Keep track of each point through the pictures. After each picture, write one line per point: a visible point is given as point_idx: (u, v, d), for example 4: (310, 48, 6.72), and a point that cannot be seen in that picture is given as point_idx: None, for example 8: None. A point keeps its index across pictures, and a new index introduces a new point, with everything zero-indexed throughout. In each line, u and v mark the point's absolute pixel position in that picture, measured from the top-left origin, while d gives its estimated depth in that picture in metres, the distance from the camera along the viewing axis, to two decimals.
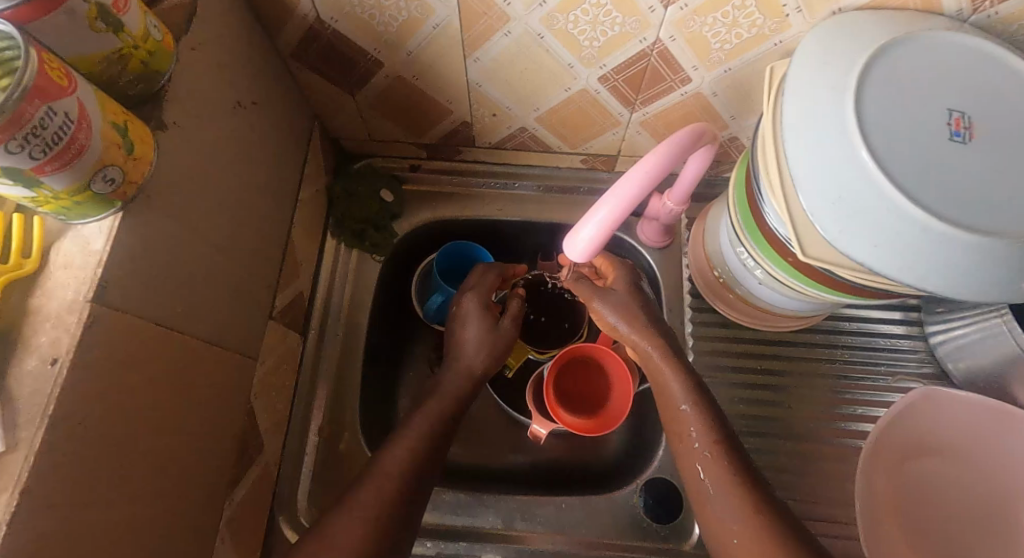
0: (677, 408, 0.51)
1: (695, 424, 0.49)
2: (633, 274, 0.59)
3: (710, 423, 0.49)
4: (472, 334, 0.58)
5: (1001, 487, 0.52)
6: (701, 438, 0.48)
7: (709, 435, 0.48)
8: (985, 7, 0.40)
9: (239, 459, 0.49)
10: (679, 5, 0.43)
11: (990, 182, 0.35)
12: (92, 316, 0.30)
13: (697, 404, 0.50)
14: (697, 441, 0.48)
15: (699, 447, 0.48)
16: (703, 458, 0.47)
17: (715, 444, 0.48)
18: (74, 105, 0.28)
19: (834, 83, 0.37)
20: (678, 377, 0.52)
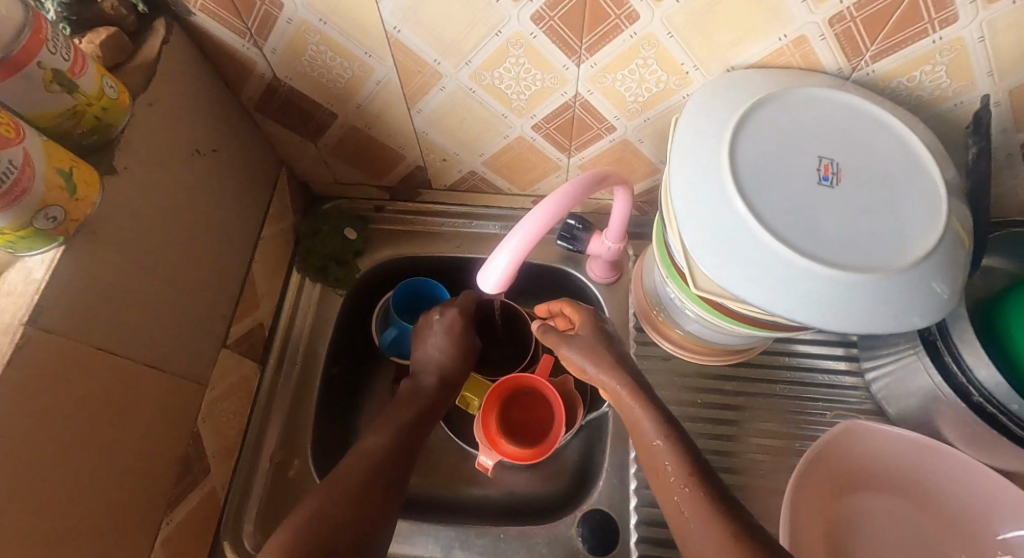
0: (652, 443, 0.48)
1: (669, 458, 0.47)
2: (598, 318, 0.58)
3: (683, 453, 0.47)
4: (442, 346, 0.62)
5: (920, 516, 0.53)
6: (678, 473, 0.46)
7: (683, 465, 0.46)
8: (861, 65, 0.44)
9: (180, 481, 0.51)
10: (589, 64, 0.48)
11: (855, 222, 0.38)
12: (23, 338, 0.34)
13: (670, 438, 0.48)
14: (675, 475, 0.46)
15: (678, 482, 0.45)
16: (685, 495, 0.44)
17: (690, 475, 0.45)
18: (20, 153, 0.32)
19: (714, 132, 0.41)
20: (643, 407, 0.50)
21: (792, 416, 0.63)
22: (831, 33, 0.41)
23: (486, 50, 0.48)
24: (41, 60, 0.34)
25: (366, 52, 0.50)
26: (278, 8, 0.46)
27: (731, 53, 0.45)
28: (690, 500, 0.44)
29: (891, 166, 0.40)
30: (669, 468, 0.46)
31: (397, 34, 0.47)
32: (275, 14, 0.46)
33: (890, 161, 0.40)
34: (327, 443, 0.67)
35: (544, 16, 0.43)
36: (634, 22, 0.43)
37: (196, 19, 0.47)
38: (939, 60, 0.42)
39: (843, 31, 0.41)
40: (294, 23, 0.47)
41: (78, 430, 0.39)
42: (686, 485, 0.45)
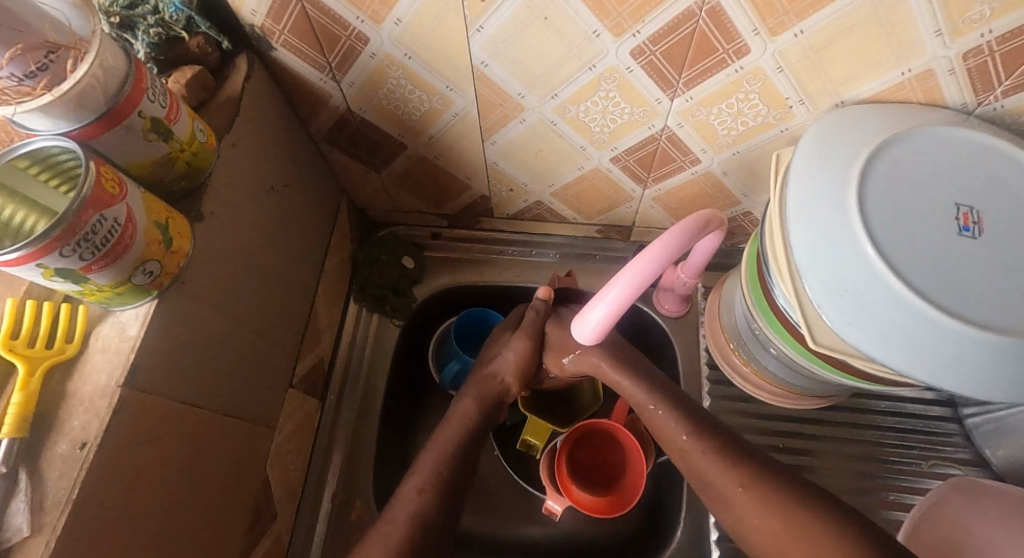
0: (647, 409, 0.50)
1: (668, 421, 0.48)
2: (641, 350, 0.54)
3: (677, 411, 0.48)
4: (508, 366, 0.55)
5: None
6: (681, 428, 0.47)
7: (685, 422, 0.47)
8: (990, 101, 0.41)
9: (251, 529, 0.49)
10: (684, 97, 0.45)
11: (1004, 278, 0.35)
12: (120, 401, 0.32)
13: (660, 400, 0.49)
14: (680, 438, 0.46)
15: (679, 438, 0.46)
16: (695, 454, 0.45)
17: (692, 430, 0.46)
18: (124, 210, 0.31)
19: (837, 175, 0.38)
20: (636, 381, 0.51)
21: (881, 464, 0.59)
22: (962, 67, 0.38)
23: (576, 84, 0.45)
24: (142, 110, 0.33)
25: (448, 85, 0.48)
26: (363, 42, 0.44)
27: (844, 88, 0.42)
28: (705, 457, 0.45)
29: None
30: (675, 435, 0.47)
31: (483, 68, 0.45)
32: (359, 48, 0.45)
33: None
34: (387, 481, 0.65)
35: (646, 50, 0.41)
36: (743, 56, 0.40)
37: (277, 54, 0.46)
38: None
39: (976, 66, 0.38)
40: (378, 57, 0.45)
41: (163, 491, 0.37)
42: (711, 462, 0.44)
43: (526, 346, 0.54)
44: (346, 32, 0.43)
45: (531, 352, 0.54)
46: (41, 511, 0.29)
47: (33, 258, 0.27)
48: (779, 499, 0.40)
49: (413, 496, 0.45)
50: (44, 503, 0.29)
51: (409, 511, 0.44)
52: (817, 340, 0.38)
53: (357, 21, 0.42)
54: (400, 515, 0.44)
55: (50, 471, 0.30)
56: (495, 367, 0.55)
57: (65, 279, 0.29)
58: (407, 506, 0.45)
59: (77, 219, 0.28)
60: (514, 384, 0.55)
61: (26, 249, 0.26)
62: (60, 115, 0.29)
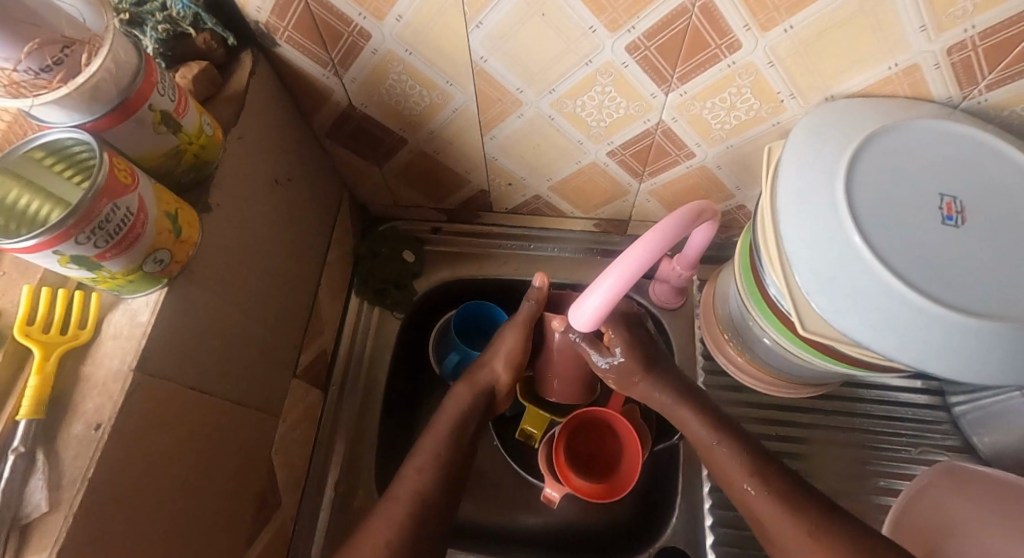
0: (710, 448, 0.51)
1: (730, 461, 0.50)
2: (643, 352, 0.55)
3: (742, 453, 0.50)
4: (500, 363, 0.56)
5: None
6: (742, 476, 0.48)
7: (744, 467, 0.49)
8: (974, 94, 0.42)
9: (257, 514, 0.51)
10: (678, 92, 0.46)
11: (986, 265, 0.36)
12: (133, 385, 0.33)
13: (727, 441, 0.50)
14: (740, 478, 0.48)
15: (740, 482, 0.48)
16: (756, 498, 0.47)
17: (753, 476, 0.48)
18: (136, 200, 0.32)
19: (826, 166, 0.39)
20: (698, 419, 0.52)
21: (872, 451, 0.60)
22: (947, 61, 0.39)
23: (573, 79, 0.47)
24: (153, 103, 0.34)
25: (447, 80, 0.49)
26: (365, 39, 0.45)
27: (834, 83, 0.43)
28: (762, 501, 0.47)
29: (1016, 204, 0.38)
30: (736, 475, 0.49)
31: (483, 64, 0.46)
32: (362, 44, 0.46)
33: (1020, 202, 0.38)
34: (389, 472, 0.66)
35: (640, 45, 0.42)
36: (735, 51, 0.41)
37: (281, 50, 0.47)
38: None
39: (960, 60, 0.39)
40: (379, 53, 0.47)
41: (174, 473, 0.38)
42: (766, 505, 0.46)
43: (516, 341, 0.55)
44: (349, 29, 0.44)
45: (521, 348, 0.55)
46: (59, 488, 0.30)
47: (50, 244, 0.28)
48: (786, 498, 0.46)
49: (415, 474, 0.49)
50: (62, 481, 0.30)
51: (413, 488, 0.48)
52: (805, 326, 0.39)
53: (360, 18, 0.43)
54: (405, 491, 0.48)
55: (67, 451, 0.31)
56: (485, 363, 0.57)
57: (80, 266, 0.30)
58: (408, 484, 0.48)
59: (92, 208, 0.29)
60: (507, 381, 0.56)
61: (43, 236, 0.27)
62: (75, 107, 0.31)
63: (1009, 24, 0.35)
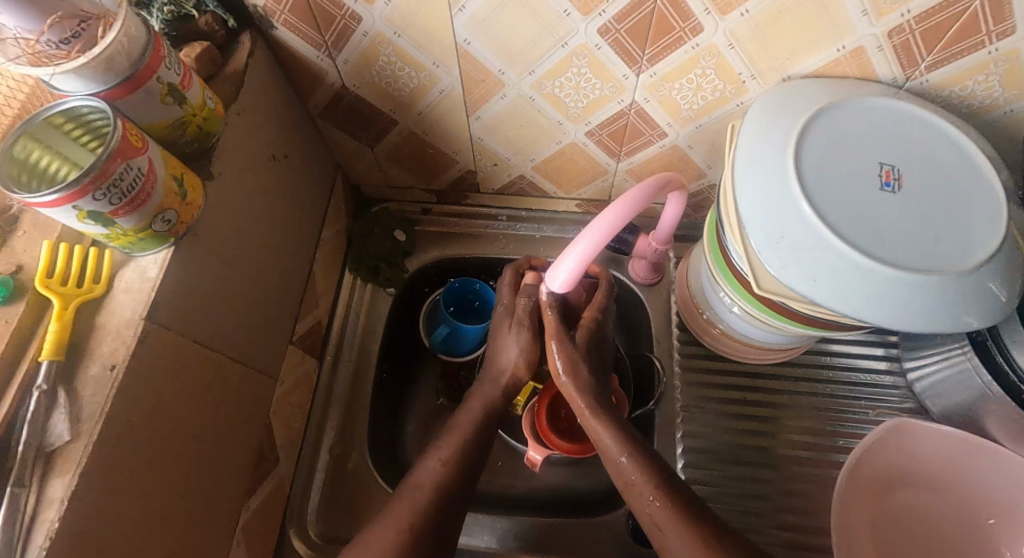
0: (617, 458, 0.51)
1: (636, 472, 0.49)
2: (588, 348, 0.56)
3: (648, 467, 0.50)
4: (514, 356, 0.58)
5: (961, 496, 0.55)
6: (648, 489, 0.49)
7: (651, 478, 0.49)
8: (916, 75, 0.46)
9: (255, 469, 0.54)
10: (648, 73, 0.50)
11: (915, 226, 0.40)
12: (144, 332, 0.37)
13: (634, 453, 0.50)
14: (647, 491, 0.48)
15: (649, 495, 0.48)
16: (658, 510, 0.47)
17: (658, 487, 0.48)
18: (146, 162, 0.35)
19: (778, 139, 0.43)
20: (609, 429, 0.52)
21: (832, 413, 0.64)
22: (889, 44, 0.43)
23: (550, 61, 0.50)
24: (160, 76, 0.37)
25: (434, 62, 0.52)
26: (356, 22, 0.48)
27: (789, 64, 0.47)
28: (663, 512, 0.47)
29: (947, 172, 0.42)
30: (643, 488, 0.49)
31: (466, 46, 0.50)
32: (353, 27, 0.49)
33: (951, 169, 0.43)
34: (381, 438, 0.69)
35: (611, 28, 0.45)
36: (697, 34, 0.45)
37: (278, 33, 0.50)
38: (994, 70, 0.43)
39: (900, 43, 0.43)
40: (369, 36, 0.50)
41: (180, 417, 0.41)
42: (670, 519, 0.47)
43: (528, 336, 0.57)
44: (341, 12, 0.47)
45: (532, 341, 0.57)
46: (80, 421, 0.34)
47: (70, 199, 0.31)
48: (682, 511, 0.47)
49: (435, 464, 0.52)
50: (82, 414, 0.34)
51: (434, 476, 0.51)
52: (760, 285, 0.43)
53: (351, 1, 0.46)
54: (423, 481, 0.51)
55: (85, 389, 0.35)
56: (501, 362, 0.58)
57: (96, 221, 0.34)
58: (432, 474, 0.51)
59: (107, 167, 0.32)
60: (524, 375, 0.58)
61: (64, 192, 0.30)
62: (91, 77, 0.34)
63: (940, 8, 0.39)
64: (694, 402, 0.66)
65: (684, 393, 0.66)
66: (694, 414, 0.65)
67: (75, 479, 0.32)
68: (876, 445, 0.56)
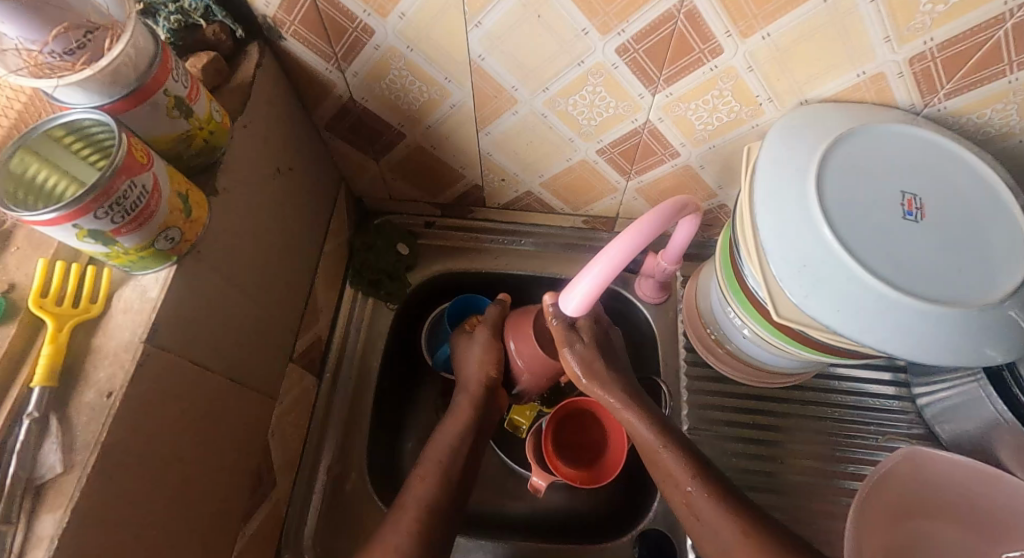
0: (654, 450, 0.51)
1: (673, 462, 0.50)
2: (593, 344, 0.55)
3: (684, 455, 0.50)
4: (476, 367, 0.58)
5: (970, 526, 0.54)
6: (683, 477, 0.49)
7: (686, 466, 0.49)
8: (935, 102, 0.45)
9: (253, 492, 0.52)
10: (664, 93, 0.49)
11: (939, 257, 0.40)
12: (143, 356, 0.35)
13: (671, 443, 0.51)
14: (682, 480, 0.49)
15: (683, 484, 0.49)
16: (696, 496, 0.47)
17: (693, 476, 0.48)
18: (151, 179, 0.33)
19: (800, 164, 0.43)
20: (641, 419, 0.52)
21: (840, 438, 0.64)
22: (909, 71, 0.43)
23: (565, 79, 0.49)
24: (167, 89, 0.35)
25: (446, 77, 0.51)
26: (368, 35, 0.47)
27: (808, 87, 0.46)
28: (699, 498, 0.47)
29: (967, 203, 0.42)
30: (681, 479, 0.49)
31: (480, 62, 0.49)
32: (364, 40, 0.48)
33: (972, 199, 0.42)
34: (379, 456, 0.67)
35: (629, 48, 0.45)
36: (717, 56, 0.44)
37: (286, 44, 0.49)
38: (1013, 99, 0.43)
39: (921, 70, 0.42)
40: (381, 49, 0.49)
41: (176, 444, 0.39)
42: (705, 504, 0.47)
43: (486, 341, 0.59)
44: (352, 24, 0.46)
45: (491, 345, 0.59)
46: (72, 451, 0.32)
47: (70, 218, 0.29)
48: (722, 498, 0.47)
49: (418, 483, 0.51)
50: (75, 445, 0.32)
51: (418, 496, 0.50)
52: (779, 312, 0.43)
53: (364, 14, 0.45)
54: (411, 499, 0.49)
55: (79, 416, 0.33)
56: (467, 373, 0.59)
57: (97, 241, 0.32)
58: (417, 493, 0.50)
59: (111, 184, 0.30)
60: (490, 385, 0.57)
61: (64, 210, 0.29)
62: (95, 89, 0.32)
63: (964, 38, 0.39)
64: (701, 425, 0.65)
65: (693, 415, 0.65)
66: (702, 437, 0.64)
67: (66, 515, 0.30)
68: (891, 471, 0.55)
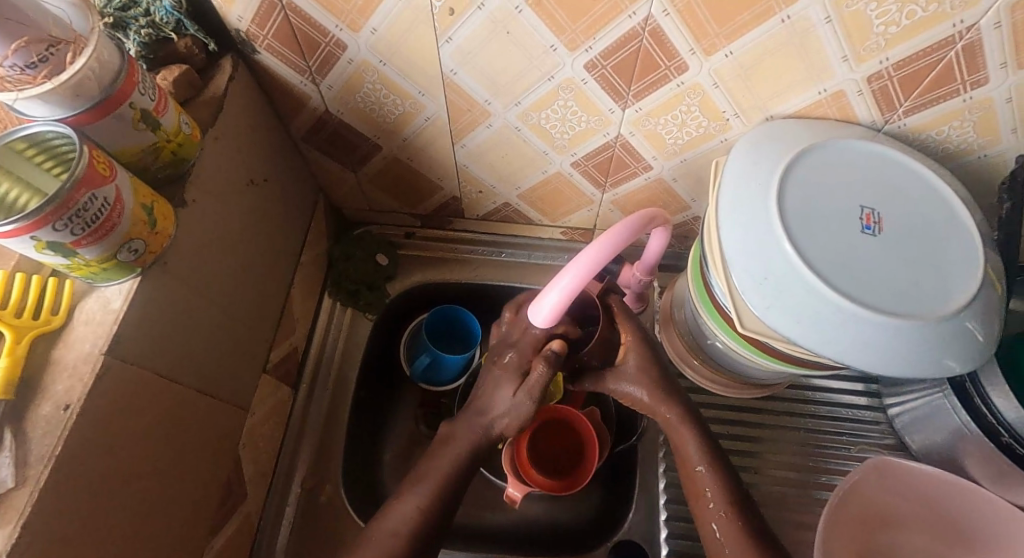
0: (692, 468, 0.50)
1: (710, 484, 0.49)
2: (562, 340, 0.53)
3: (724, 484, 0.49)
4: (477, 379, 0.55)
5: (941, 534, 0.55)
6: (718, 502, 0.48)
7: (725, 492, 0.49)
8: (894, 119, 0.46)
9: (222, 506, 0.52)
10: (634, 108, 0.50)
11: (895, 270, 0.41)
12: (103, 368, 0.35)
13: (711, 464, 0.50)
14: (716, 504, 0.48)
15: (717, 509, 0.48)
16: (727, 525, 0.47)
17: (730, 503, 0.48)
18: (113, 191, 0.34)
19: (762, 179, 0.44)
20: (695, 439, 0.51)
21: (815, 449, 0.64)
22: (868, 88, 0.44)
23: (537, 93, 0.50)
24: (133, 101, 0.36)
25: (420, 91, 0.52)
26: (341, 49, 0.48)
27: (772, 104, 0.47)
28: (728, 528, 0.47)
29: (925, 217, 0.43)
30: (712, 502, 0.48)
31: (453, 76, 0.49)
32: (338, 54, 0.48)
33: (929, 213, 0.43)
34: (355, 469, 0.67)
35: (597, 64, 0.45)
36: (683, 72, 0.45)
37: (260, 57, 0.50)
38: (968, 117, 0.44)
39: (879, 88, 0.43)
40: (355, 63, 0.49)
41: (138, 457, 0.39)
42: (736, 533, 0.46)
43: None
44: (325, 39, 0.47)
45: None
46: (26, 465, 0.31)
47: (28, 230, 0.29)
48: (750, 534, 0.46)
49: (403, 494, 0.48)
50: (29, 459, 0.31)
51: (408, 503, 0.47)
52: (744, 324, 0.43)
53: (336, 29, 0.46)
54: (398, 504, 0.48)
55: (35, 429, 0.32)
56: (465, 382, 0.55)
57: (56, 252, 0.32)
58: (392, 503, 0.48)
59: (70, 197, 0.30)
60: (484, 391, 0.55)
61: (21, 223, 0.29)
62: (58, 102, 0.33)
63: (917, 57, 0.40)
64: None
65: None
66: None
67: (16, 531, 0.29)
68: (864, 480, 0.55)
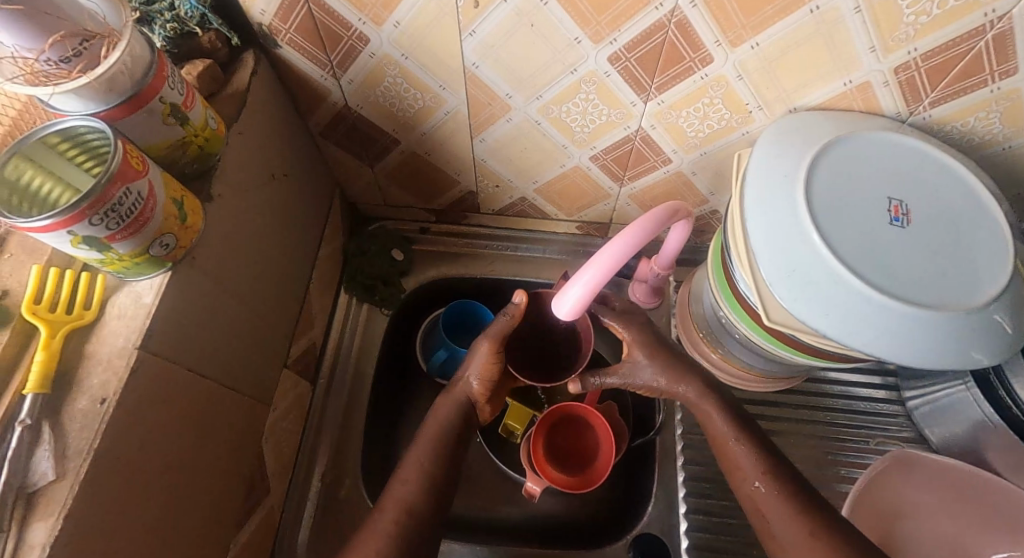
0: (726, 442, 0.51)
1: (743, 457, 0.50)
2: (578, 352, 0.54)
3: (756, 452, 0.50)
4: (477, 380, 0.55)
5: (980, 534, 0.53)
6: (752, 472, 0.49)
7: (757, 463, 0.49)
8: (920, 110, 0.46)
9: (246, 500, 0.52)
10: (656, 101, 0.50)
11: (924, 262, 0.41)
12: (137, 362, 0.35)
13: (742, 436, 0.51)
14: (750, 475, 0.49)
15: (752, 479, 0.49)
16: (764, 494, 0.48)
17: (765, 473, 0.49)
18: (146, 185, 0.34)
19: (788, 171, 0.43)
20: (720, 413, 0.52)
21: (833, 442, 0.64)
22: (895, 79, 0.43)
23: (559, 87, 0.50)
24: (163, 96, 0.36)
25: (441, 85, 0.52)
26: (363, 43, 0.48)
27: (797, 96, 0.47)
28: (767, 496, 0.47)
29: (953, 208, 0.43)
30: (748, 473, 0.49)
31: (474, 70, 0.49)
32: (360, 48, 0.48)
33: (957, 205, 0.43)
34: (373, 463, 0.67)
35: (621, 56, 0.45)
36: (707, 64, 0.45)
37: (282, 51, 0.49)
38: (995, 108, 0.44)
39: (906, 79, 0.43)
40: (376, 57, 0.49)
41: (168, 451, 0.39)
42: (774, 502, 0.47)
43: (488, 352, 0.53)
44: (348, 33, 0.47)
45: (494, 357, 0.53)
46: (64, 459, 0.32)
47: (65, 224, 0.29)
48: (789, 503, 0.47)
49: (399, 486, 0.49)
50: (67, 452, 0.32)
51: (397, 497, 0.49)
52: (770, 316, 0.43)
53: (359, 23, 0.46)
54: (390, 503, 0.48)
55: (72, 423, 0.33)
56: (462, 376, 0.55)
57: (91, 247, 0.32)
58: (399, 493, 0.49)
59: (106, 191, 0.30)
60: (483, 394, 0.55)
61: (60, 217, 0.29)
62: (91, 97, 0.33)
63: (946, 48, 0.40)
64: (696, 429, 0.65)
65: (687, 419, 0.66)
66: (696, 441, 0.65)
67: (58, 523, 0.30)
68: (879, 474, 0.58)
